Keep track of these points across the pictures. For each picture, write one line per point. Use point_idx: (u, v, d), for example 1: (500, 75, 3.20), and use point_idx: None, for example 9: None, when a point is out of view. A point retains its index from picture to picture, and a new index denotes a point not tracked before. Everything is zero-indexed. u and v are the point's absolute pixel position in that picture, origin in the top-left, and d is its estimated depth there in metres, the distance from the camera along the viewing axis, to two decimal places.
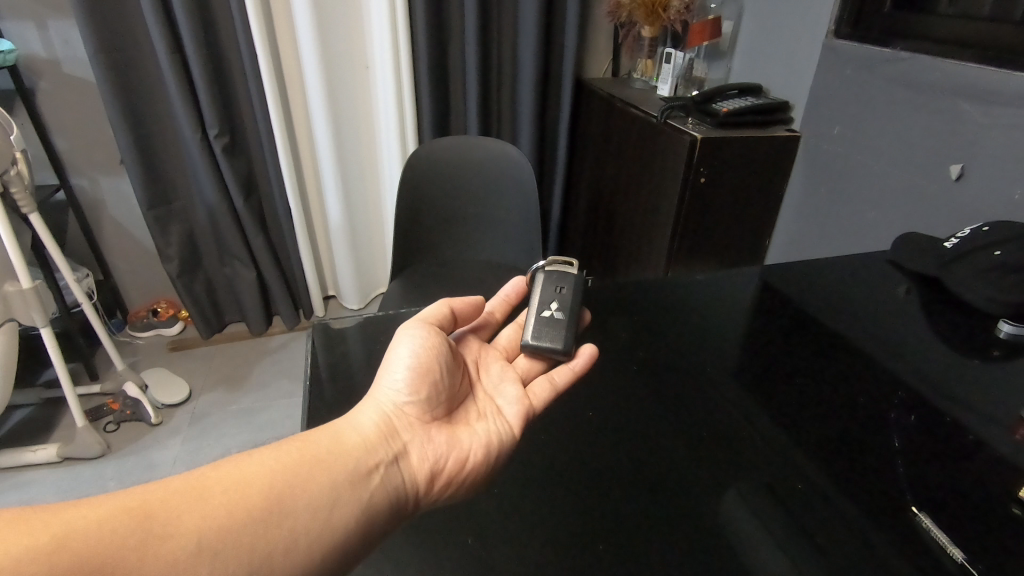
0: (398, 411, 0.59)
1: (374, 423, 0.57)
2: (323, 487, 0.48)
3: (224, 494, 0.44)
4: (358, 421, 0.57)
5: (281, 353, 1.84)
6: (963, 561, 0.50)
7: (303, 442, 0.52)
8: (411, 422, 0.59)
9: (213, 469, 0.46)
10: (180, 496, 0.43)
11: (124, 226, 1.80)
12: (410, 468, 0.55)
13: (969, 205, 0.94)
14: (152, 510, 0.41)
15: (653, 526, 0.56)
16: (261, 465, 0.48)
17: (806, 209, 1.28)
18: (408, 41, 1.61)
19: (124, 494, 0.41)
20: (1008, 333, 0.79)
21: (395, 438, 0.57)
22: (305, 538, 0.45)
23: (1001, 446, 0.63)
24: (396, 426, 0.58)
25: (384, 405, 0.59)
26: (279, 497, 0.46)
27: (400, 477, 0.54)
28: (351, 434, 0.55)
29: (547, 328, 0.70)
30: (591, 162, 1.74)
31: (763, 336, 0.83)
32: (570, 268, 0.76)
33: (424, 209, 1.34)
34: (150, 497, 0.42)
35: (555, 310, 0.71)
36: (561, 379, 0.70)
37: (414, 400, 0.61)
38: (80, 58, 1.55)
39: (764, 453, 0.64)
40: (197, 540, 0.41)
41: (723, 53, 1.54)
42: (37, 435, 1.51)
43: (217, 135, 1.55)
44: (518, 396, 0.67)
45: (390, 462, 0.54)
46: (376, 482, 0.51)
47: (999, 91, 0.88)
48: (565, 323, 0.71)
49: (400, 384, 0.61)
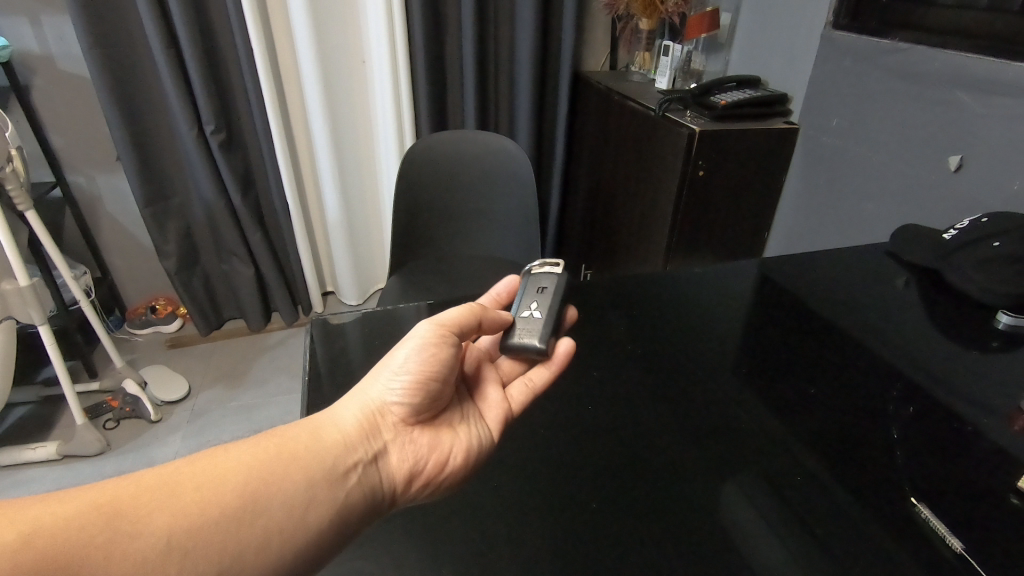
0: (384, 408, 0.57)
1: (357, 419, 0.56)
2: (299, 485, 0.48)
3: (196, 491, 0.44)
4: (339, 415, 0.55)
5: (280, 349, 1.84)
6: (961, 551, 0.51)
7: (282, 437, 0.51)
8: (396, 419, 0.58)
9: (187, 465, 0.46)
10: (150, 493, 0.43)
11: (121, 224, 1.80)
12: (388, 468, 0.55)
13: (968, 196, 0.94)
14: (122, 507, 0.41)
15: (641, 518, 0.56)
16: (236, 460, 0.47)
17: (805, 201, 1.28)
18: (404, 35, 1.59)
19: (94, 489, 0.42)
20: (1006, 324, 0.79)
21: (376, 436, 0.55)
22: (278, 537, 0.45)
23: (999, 437, 0.63)
24: (379, 423, 0.57)
25: (370, 399, 0.57)
26: (254, 495, 0.46)
27: (377, 477, 0.53)
28: (331, 429, 0.54)
29: (525, 327, 0.68)
30: (590, 156, 1.73)
31: (761, 328, 0.84)
32: (557, 269, 0.76)
33: (421, 204, 1.33)
34: (120, 492, 0.42)
35: (535, 309, 0.69)
36: (539, 380, 0.69)
37: (403, 402, 0.58)
38: (75, 55, 1.55)
39: (757, 446, 0.64)
40: (167, 539, 0.41)
41: (720, 45, 1.53)
42: (37, 433, 1.51)
43: (214, 131, 1.54)
44: (498, 400, 0.66)
45: (369, 462, 0.53)
46: (352, 481, 0.51)
47: (999, 82, 0.87)
48: (541, 320, 0.68)
49: (391, 382, 0.58)
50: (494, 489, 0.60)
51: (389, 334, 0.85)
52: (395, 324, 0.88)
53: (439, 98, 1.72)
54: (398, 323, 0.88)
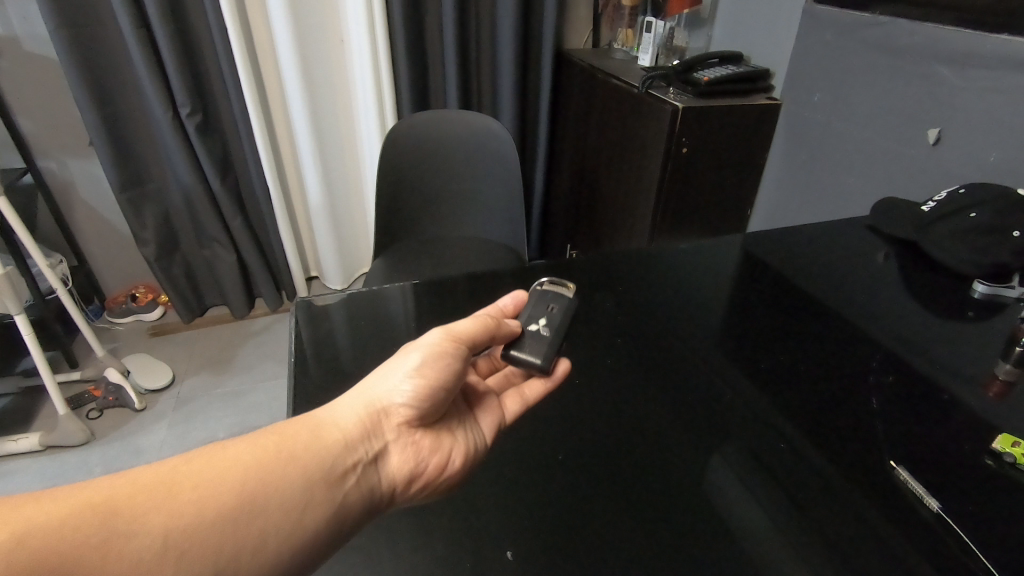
0: (388, 409, 0.56)
1: (359, 417, 0.55)
2: (296, 485, 0.47)
3: (193, 491, 0.44)
4: (341, 413, 0.54)
5: (265, 335, 1.83)
6: (938, 510, 0.53)
7: (281, 434, 0.51)
8: (400, 420, 0.57)
9: (184, 463, 0.46)
10: (147, 492, 0.42)
11: (97, 211, 1.75)
12: (388, 468, 0.54)
13: (947, 169, 0.95)
14: (117, 507, 0.41)
15: (632, 490, 0.57)
16: (235, 458, 0.47)
17: (788, 176, 1.29)
18: (383, 12, 1.56)
19: (90, 488, 0.41)
20: (982, 293, 0.82)
21: (377, 436, 0.54)
22: (274, 538, 0.45)
23: (973, 403, 0.65)
24: (381, 423, 0.56)
25: (374, 399, 0.56)
26: (251, 496, 0.45)
27: (375, 478, 0.52)
28: (331, 428, 0.53)
29: (530, 342, 0.65)
30: (574, 135, 1.72)
31: (745, 302, 0.84)
32: (567, 289, 0.73)
33: (404, 186, 1.32)
34: (116, 492, 0.42)
35: (542, 325, 0.67)
36: (533, 392, 0.67)
37: (408, 404, 0.57)
38: (41, 35, 1.49)
39: (744, 420, 0.64)
40: (163, 539, 0.40)
41: (703, 21, 1.53)
42: (18, 425, 1.49)
43: (190, 113, 1.50)
44: (490, 407, 0.65)
45: (368, 463, 0.52)
46: (350, 483, 0.50)
47: (976, 54, 0.88)
48: (545, 339, 0.66)
49: (399, 384, 0.57)
50: (483, 463, 0.60)
51: (375, 314, 0.84)
52: (380, 304, 0.86)
53: (420, 77, 1.69)
54: (383, 303, 0.87)
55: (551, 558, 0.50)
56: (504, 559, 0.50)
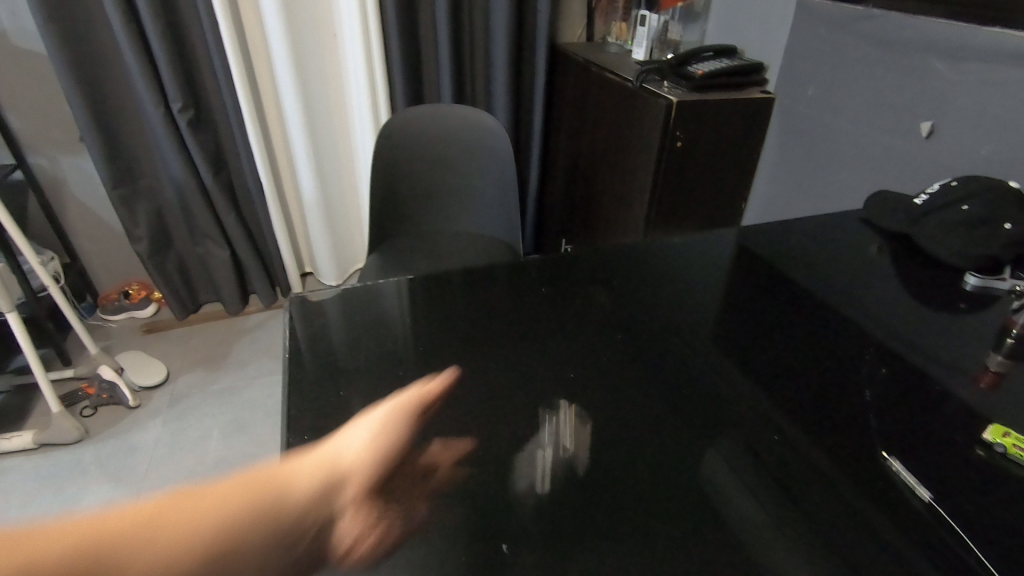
0: (347, 463, 0.52)
1: (321, 468, 0.50)
2: (269, 542, 0.43)
3: (171, 541, 0.38)
4: (303, 460, 0.50)
5: (259, 331, 1.82)
6: (930, 500, 0.54)
7: (255, 478, 0.45)
8: (354, 479, 0.52)
9: (154, 505, 0.40)
10: (118, 542, 0.37)
11: (89, 207, 1.74)
12: (335, 531, 0.49)
13: (939, 162, 0.96)
14: (90, 559, 0.35)
15: (628, 482, 0.57)
16: (210, 501, 0.42)
17: (781, 170, 1.30)
18: (376, 7, 1.55)
19: (52, 534, 0.35)
20: (973, 285, 0.83)
21: (335, 493, 0.50)
22: None
23: (964, 394, 0.66)
24: (339, 479, 0.51)
25: (335, 450, 0.52)
26: (229, 549, 0.40)
27: (323, 541, 0.48)
28: (297, 477, 0.48)
29: (531, 471, 0.58)
30: (568, 129, 1.72)
31: (740, 295, 0.85)
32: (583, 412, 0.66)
33: (398, 182, 1.31)
34: (84, 539, 0.36)
35: (546, 453, 0.60)
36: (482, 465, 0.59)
37: (365, 461, 0.54)
38: (30, 31, 1.48)
39: (739, 412, 0.65)
40: None
41: (697, 15, 1.53)
42: (10, 423, 1.48)
43: (181, 109, 1.49)
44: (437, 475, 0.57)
45: (321, 524, 0.48)
46: (303, 546, 0.46)
47: (968, 48, 0.88)
48: (565, 452, 0.60)
49: (358, 440, 0.54)
50: (476, 456, 0.59)
51: (370, 309, 0.84)
52: (375, 299, 0.86)
53: (414, 72, 1.68)
54: (378, 298, 0.86)
55: (548, 552, 0.50)
56: (498, 552, 0.50)
